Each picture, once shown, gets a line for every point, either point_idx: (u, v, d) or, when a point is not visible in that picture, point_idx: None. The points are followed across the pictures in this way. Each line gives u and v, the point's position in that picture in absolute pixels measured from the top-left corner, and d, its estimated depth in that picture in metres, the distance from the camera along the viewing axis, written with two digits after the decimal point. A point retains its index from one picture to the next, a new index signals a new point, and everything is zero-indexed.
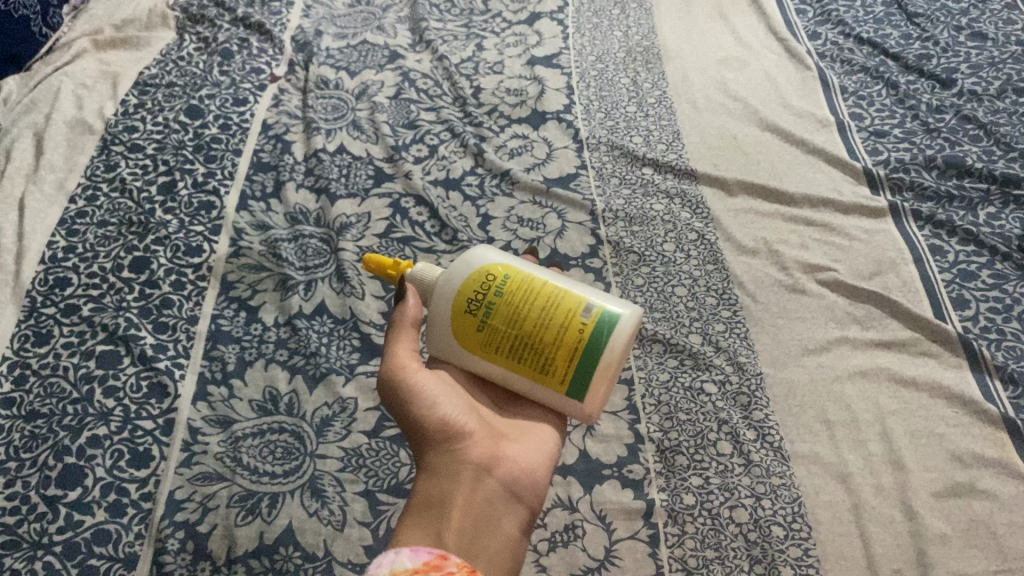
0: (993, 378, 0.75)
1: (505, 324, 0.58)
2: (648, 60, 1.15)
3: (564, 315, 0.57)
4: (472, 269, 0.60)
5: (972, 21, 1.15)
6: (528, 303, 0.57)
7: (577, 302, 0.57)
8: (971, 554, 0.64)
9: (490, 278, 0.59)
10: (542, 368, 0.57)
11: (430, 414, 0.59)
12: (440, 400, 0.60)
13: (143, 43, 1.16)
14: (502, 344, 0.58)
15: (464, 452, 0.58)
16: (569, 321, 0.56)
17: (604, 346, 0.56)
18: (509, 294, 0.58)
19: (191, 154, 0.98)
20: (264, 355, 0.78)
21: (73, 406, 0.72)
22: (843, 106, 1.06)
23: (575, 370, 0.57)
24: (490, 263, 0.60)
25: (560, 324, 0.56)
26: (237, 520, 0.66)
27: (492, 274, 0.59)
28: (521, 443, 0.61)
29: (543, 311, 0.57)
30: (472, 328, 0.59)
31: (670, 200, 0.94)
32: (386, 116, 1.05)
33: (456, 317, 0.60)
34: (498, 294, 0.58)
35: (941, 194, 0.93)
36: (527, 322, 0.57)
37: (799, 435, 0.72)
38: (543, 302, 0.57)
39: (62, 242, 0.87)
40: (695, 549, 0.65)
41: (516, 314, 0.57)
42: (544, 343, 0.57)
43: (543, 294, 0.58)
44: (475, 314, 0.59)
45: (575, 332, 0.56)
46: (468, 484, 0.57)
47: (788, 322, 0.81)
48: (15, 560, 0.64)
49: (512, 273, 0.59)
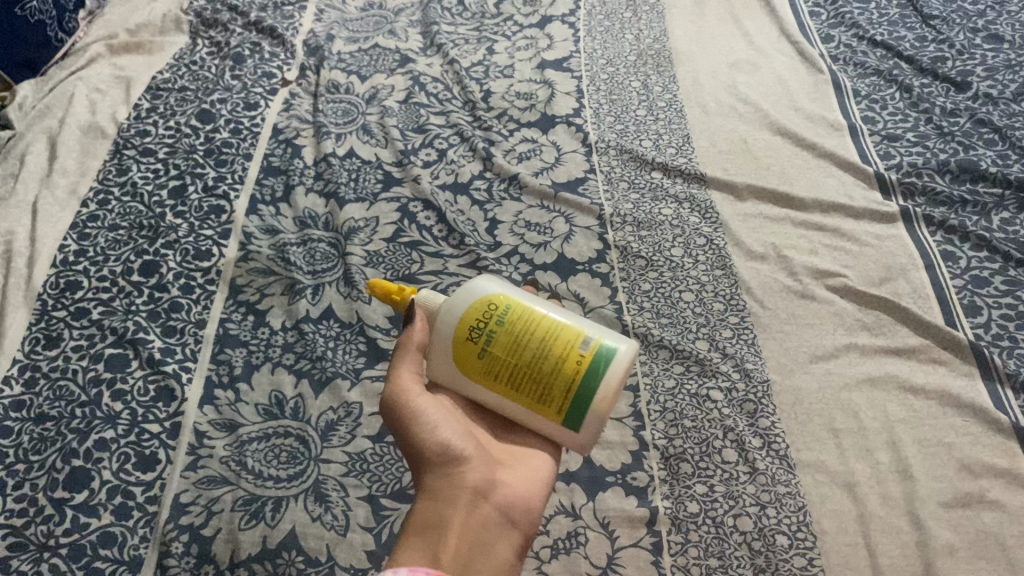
0: (1005, 386, 0.74)
1: (506, 353, 0.57)
2: (660, 64, 1.14)
3: (563, 348, 0.56)
4: (474, 298, 0.59)
5: (989, 23, 1.14)
6: (529, 334, 0.57)
7: (575, 334, 0.57)
8: (980, 566, 0.63)
9: (492, 307, 0.59)
10: (540, 397, 0.57)
11: (430, 439, 0.59)
12: (439, 423, 0.60)
13: (157, 48, 1.18)
14: (501, 373, 0.58)
15: (462, 476, 0.58)
16: (567, 353, 0.56)
17: (597, 381, 0.56)
18: (510, 324, 0.58)
19: (202, 158, 0.99)
20: (270, 359, 0.78)
21: (81, 409, 0.73)
22: (855, 109, 1.05)
23: (573, 402, 0.56)
24: (492, 292, 0.60)
25: (558, 356, 0.56)
26: (241, 524, 0.66)
27: (495, 303, 0.59)
28: (518, 470, 0.62)
29: (542, 342, 0.56)
30: (472, 354, 0.58)
31: (678, 205, 0.94)
32: (396, 121, 1.06)
33: (458, 342, 0.59)
34: (500, 323, 0.58)
35: (954, 199, 0.91)
36: (527, 353, 0.57)
37: (806, 443, 0.71)
38: (543, 334, 0.57)
39: (74, 246, 0.88)
40: (699, 558, 0.65)
41: (517, 344, 0.57)
42: (543, 374, 0.56)
43: (543, 326, 0.57)
44: (476, 342, 0.58)
45: (572, 364, 0.56)
46: (466, 508, 0.56)
47: (797, 329, 0.80)
48: (22, 561, 0.64)
49: (513, 303, 0.59)
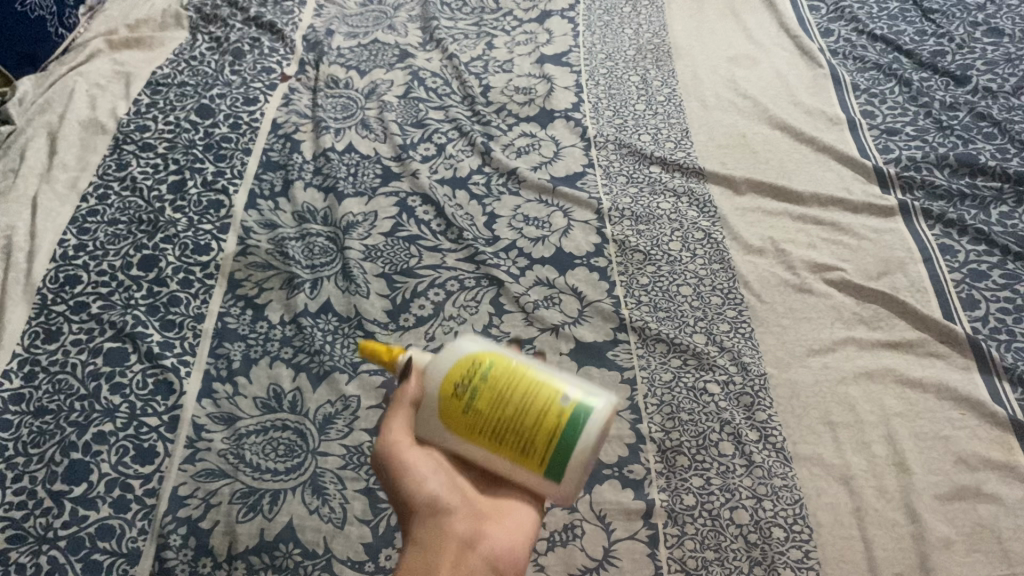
0: (1003, 380, 0.74)
1: (487, 409, 0.52)
2: (659, 58, 1.14)
3: (545, 400, 0.52)
4: (456, 356, 0.56)
5: (989, 16, 1.14)
6: (510, 389, 0.52)
7: (555, 389, 0.52)
8: (977, 560, 0.63)
9: (473, 364, 0.55)
10: (521, 454, 0.52)
11: (418, 490, 0.53)
12: (425, 477, 0.54)
13: (157, 44, 1.17)
14: (483, 427, 0.53)
15: (449, 525, 0.52)
16: (550, 404, 0.51)
17: (579, 434, 0.51)
18: (492, 378, 0.53)
19: (201, 153, 0.99)
20: (269, 353, 0.78)
21: (80, 403, 0.74)
22: (854, 103, 1.04)
23: (554, 458, 0.51)
24: (474, 349, 0.56)
25: (539, 408, 0.51)
26: (239, 517, 0.67)
27: (478, 359, 0.55)
28: (515, 523, 0.54)
29: (522, 398, 0.52)
30: (453, 411, 0.54)
31: (676, 199, 0.94)
32: (396, 115, 1.05)
33: (441, 398, 0.55)
34: (481, 378, 0.54)
35: (952, 193, 0.91)
36: (508, 406, 0.52)
37: (802, 436, 0.71)
38: (525, 387, 0.52)
39: (73, 240, 0.89)
40: (695, 551, 0.65)
41: (499, 398, 0.52)
42: (525, 426, 0.51)
43: (523, 380, 0.53)
44: (457, 398, 0.54)
45: (552, 419, 0.51)
46: (451, 559, 0.50)
47: (795, 322, 0.80)
48: (21, 554, 0.65)
49: (497, 357, 0.55)
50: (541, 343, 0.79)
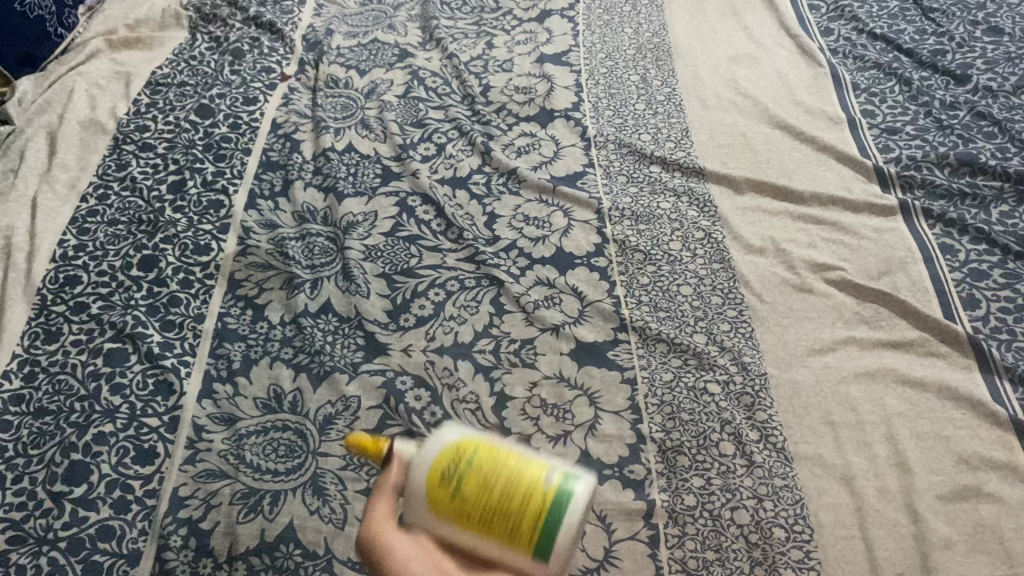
0: (1003, 379, 0.74)
1: (470, 494, 0.49)
2: (659, 57, 1.14)
3: (533, 483, 0.48)
4: (433, 438, 0.52)
5: (989, 15, 1.14)
6: (494, 472, 0.49)
7: (538, 469, 0.49)
8: (978, 560, 0.63)
9: (452, 446, 0.51)
10: (508, 539, 0.48)
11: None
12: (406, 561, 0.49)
13: (157, 43, 1.17)
14: (467, 514, 0.49)
15: None
16: (536, 487, 0.48)
17: (570, 517, 0.47)
18: (476, 463, 0.50)
19: (201, 153, 0.99)
20: (269, 353, 0.78)
21: (80, 403, 0.74)
22: (854, 103, 1.04)
23: (542, 540, 0.48)
24: (453, 430, 0.52)
25: (526, 492, 0.48)
26: (240, 518, 0.67)
27: (458, 444, 0.51)
28: None
29: (507, 481, 0.49)
30: (434, 497, 0.50)
31: (677, 198, 0.94)
32: (396, 115, 1.05)
33: (422, 488, 0.50)
34: (462, 462, 0.50)
35: (953, 192, 0.91)
36: (495, 491, 0.49)
37: (803, 436, 0.71)
38: (509, 470, 0.49)
39: (73, 241, 0.89)
40: (696, 551, 0.65)
41: (484, 484, 0.49)
42: (511, 512, 0.48)
43: (506, 463, 0.49)
44: (437, 483, 0.50)
45: (537, 502, 0.48)
46: None
47: (795, 322, 0.80)
48: (21, 555, 0.65)
49: (478, 442, 0.51)
50: (542, 343, 0.79)
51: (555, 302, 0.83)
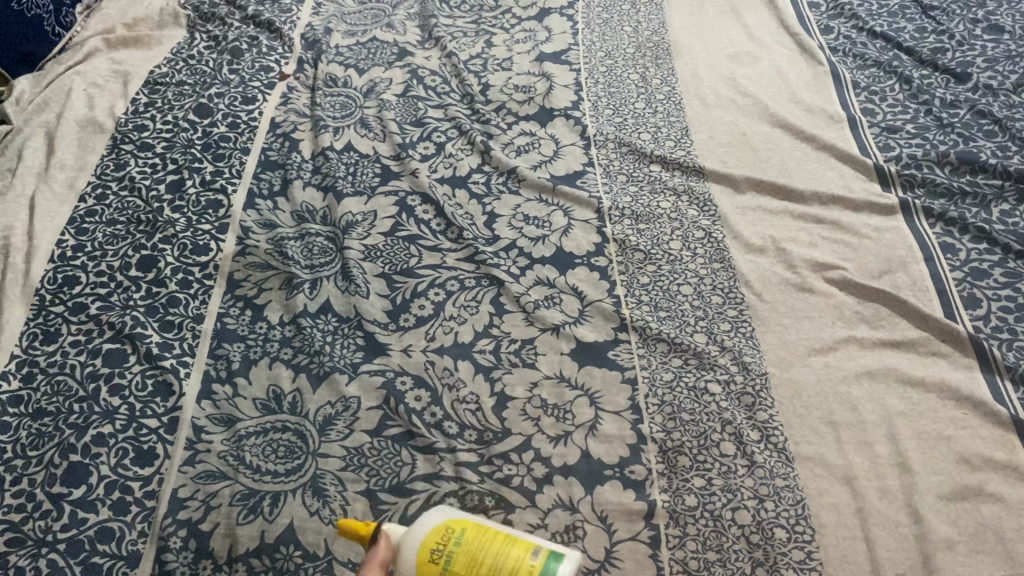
0: (1005, 379, 0.74)
1: (464, 573, 0.53)
2: (658, 56, 1.14)
3: (515, 555, 0.53)
4: (430, 521, 0.56)
5: (989, 13, 1.13)
6: (486, 548, 0.54)
7: (527, 545, 0.54)
8: (979, 560, 0.63)
9: (447, 528, 0.56)
10: None
11: None
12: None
13: (155, 42, 1.17)
14: None
15: None
16: (524, 562, 0.53)
17: None
18: (465, 541, 0.55)
19: (200, 153, 0.98)
20: (268, 354, 0.78)
21: (79, 404, 0.73)
22: (854, 101, 1.04)
23: None
24: (447, 514, 0.57)
25: (515, 567, 0.53)
26: (240, 519, 0.66)
27: (451, 525, 0.56)
28: None
29: (498, 557, 0.53)
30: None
31: (677, 197, 0.94)
32: (395, 114, 1.05)
33: (415, 569, 0.55)
34: (456, 541, 0.55)
35: (953, 191, 0.91)
36: (483, 567, 0.53)
37: (804, 436, 0.71)
38: (500, 546, 0.54)
39: (72, 241, 0.88)
40: (697, 552, 0.65)
41: (472, 562, 0.54)
42: None
43: (497, 539, 0.55)
44: (434, 563, 0.54)
45: (525, 575, 0.52)
46: None
47: (796, 322, 0.80)
48: (20, 557, 0.65)
49: (469, 523, 0.56)
50: (542, 343, 0.79)
51: (556, 304, 0.83)
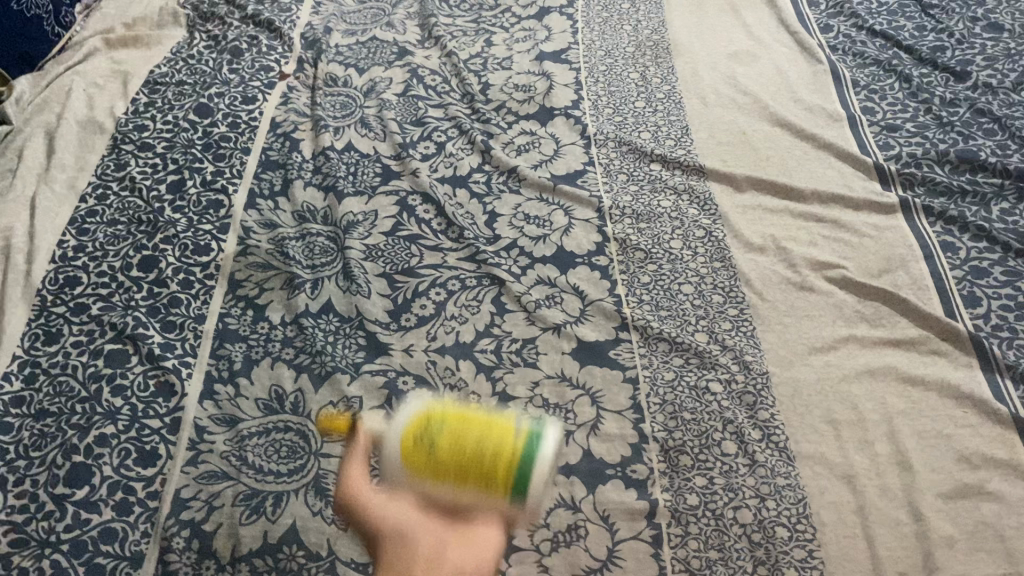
0: (1005, 377, 0.74)
1: (450, 455, 0.55)
2: (658, 55, 1.14)
3: (500, 431, 0.56)
4: (410, 411, 0.58)
5: (989, 12, 1.13)
6: (471, 430, 0.56)
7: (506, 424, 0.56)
8: (979, 558, 0.63)
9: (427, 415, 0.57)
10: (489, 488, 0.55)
11: (380, 528, 0.57)
12: (391, 513, 0.57)
13: (154, 42, 1.17)
14: (448, 471, 0.55)
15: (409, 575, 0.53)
16: (505, 438, 0.55)
17: (541, 462, 0.55)
18: (447, 424, 0.56)
19: (200, 153, 0.98)
20: (270, 354, 0.78)
21: (81, 405, 0.73)
22: (853, 100, 1.04)
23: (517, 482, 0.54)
24: (425, 403, 0.59)
25: (498, 446, 0.55)
26: (242, 519, 0.67)
27: (429, 413, 0.58)
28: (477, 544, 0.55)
29: (482, 437, 0.55)
30: (418, 461, 0.55)
31: (677, 196, 0.94)
32: (395, 114, 1.05)
33: (400, 455, 0.56)
34: (439, 426, 0.56)
35: (953, 190, 0.91)
36: (469, 448, 0.55)
37: (805, 435, 0.71)
38: (483, 426, 0.56)
39: (73, 241, 0.88)
40: (698, 551, 0.65)
41: (458, 440, 0.56)
42: (486, 464, 0.54)
43: (478, 421, 0.57)
44: (420, 448, 0.56)
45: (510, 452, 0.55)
46: None
47: (796, 321, 0.80)
48: (24, 558, 0.65)
49: (446, 409, 0.58)
50: (543, 343, 0.79)
51: (556, 304, 0.82)
